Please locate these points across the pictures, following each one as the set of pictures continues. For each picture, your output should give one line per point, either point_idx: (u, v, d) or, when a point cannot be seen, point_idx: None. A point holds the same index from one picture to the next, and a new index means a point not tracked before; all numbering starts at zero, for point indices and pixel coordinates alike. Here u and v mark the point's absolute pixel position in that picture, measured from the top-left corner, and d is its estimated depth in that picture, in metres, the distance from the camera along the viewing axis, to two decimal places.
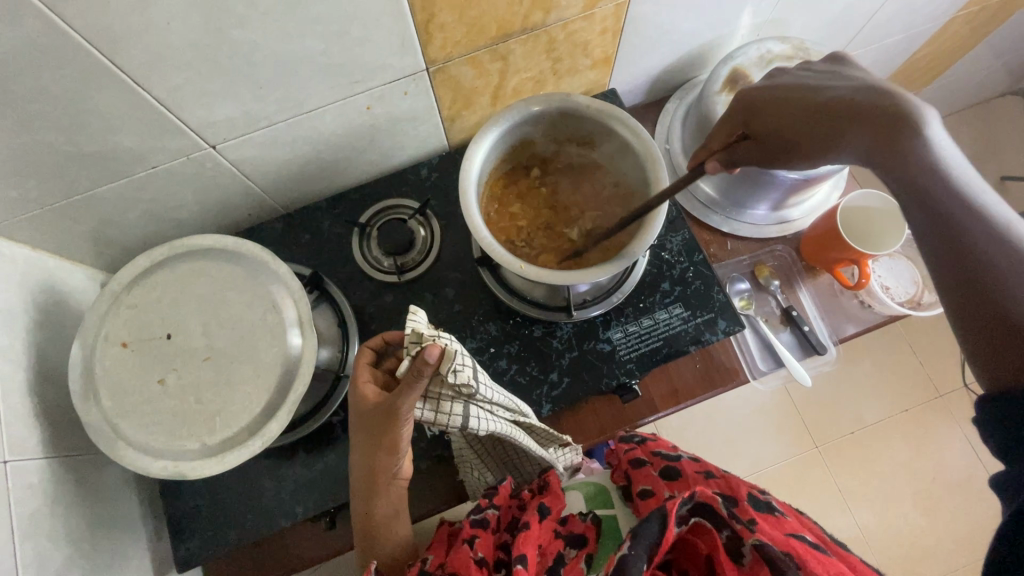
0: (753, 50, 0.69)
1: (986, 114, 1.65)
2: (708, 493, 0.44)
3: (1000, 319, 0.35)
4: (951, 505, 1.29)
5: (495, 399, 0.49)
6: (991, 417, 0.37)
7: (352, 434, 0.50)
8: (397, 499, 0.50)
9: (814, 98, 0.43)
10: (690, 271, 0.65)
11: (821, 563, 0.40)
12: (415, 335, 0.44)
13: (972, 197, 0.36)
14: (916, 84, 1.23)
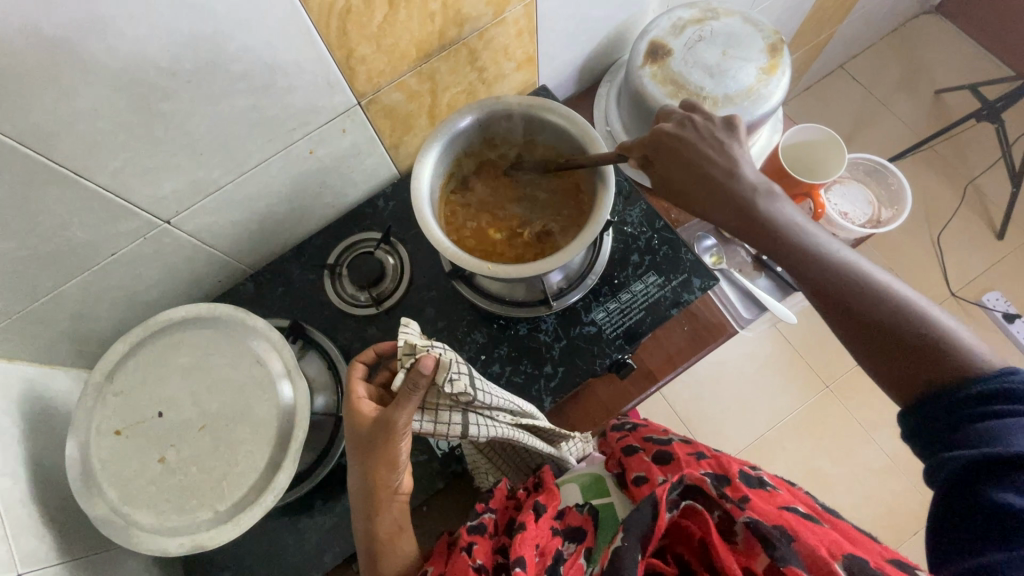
0: (664, 21, 0.72)
1: (907, 35, 1.71)
2: (698, 476, 0.47)
3: (886, 352, 0.44)
4: None
5: (494, 405, 0.50)
6: (914, 429, 0.44)
7: (348, 455, 0.50)
8: (399, 517, 0.49)
9: (703, 165, 0.50)
10: (656, 239, 0.66)
11: (814, 533, 0.42)
12: (408, 347, 0.46)
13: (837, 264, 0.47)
14: (832, 20, 1.27)
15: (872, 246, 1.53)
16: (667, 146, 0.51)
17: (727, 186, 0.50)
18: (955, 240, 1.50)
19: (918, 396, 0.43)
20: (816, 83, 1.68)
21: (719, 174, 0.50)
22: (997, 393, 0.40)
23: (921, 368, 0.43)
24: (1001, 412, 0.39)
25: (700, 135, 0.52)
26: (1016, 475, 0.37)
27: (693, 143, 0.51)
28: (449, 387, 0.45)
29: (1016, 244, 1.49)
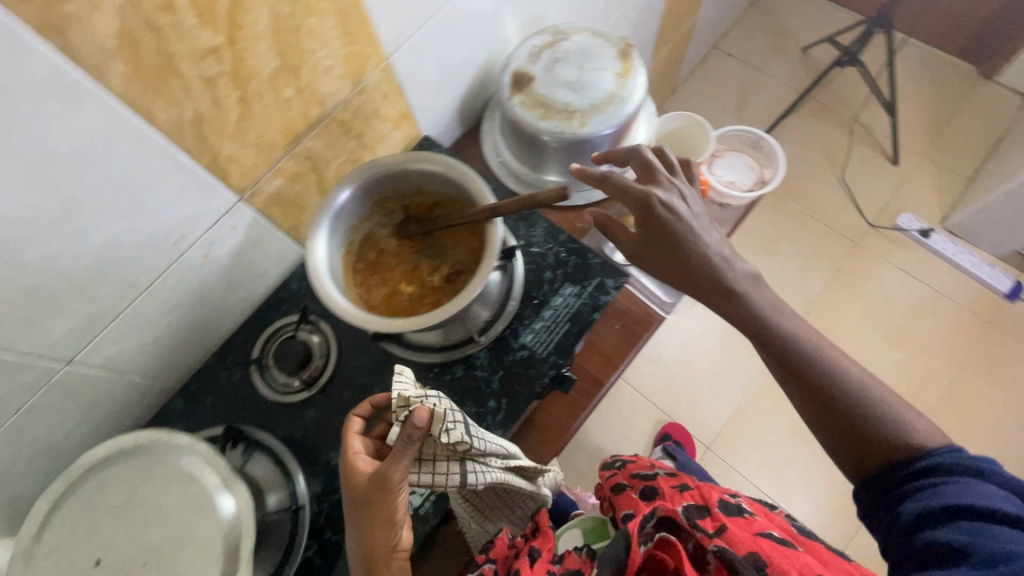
0: (521, 51, 0.77)
1: (764, 4, 1.86)
2: (669, 510, 0.60)
3: (841, 416, 0.53)
4: (916, 330, 1.45)
5: (489, 450, 0.50)
6: (866, 484, 0.52)
7: (346, 518, 0.49)
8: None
9: (686, 238, 0.58)
10: (563, 251, 0.69)
11: (781, 553, 0.51)
12: (401, 400, 0.45)
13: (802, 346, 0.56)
14: (687, 9, 1.37)
15: (789, 199, 1.62)
16: (660, 207, 0.58)
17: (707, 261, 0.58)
18: (859, 175, 1.61)
19: (867, 462, 0.52)
20: (697, 66, 1.80)
21: (699, 250, 0.58)
22: (938, 468, 0.48)
23: (868, 436, 0.52)
24: (948, 483, 0.46)
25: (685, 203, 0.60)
26: (955, 522, 0.44)
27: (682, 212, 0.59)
28: (445, 437, 0.45)
29: (910, 166, 1.61)
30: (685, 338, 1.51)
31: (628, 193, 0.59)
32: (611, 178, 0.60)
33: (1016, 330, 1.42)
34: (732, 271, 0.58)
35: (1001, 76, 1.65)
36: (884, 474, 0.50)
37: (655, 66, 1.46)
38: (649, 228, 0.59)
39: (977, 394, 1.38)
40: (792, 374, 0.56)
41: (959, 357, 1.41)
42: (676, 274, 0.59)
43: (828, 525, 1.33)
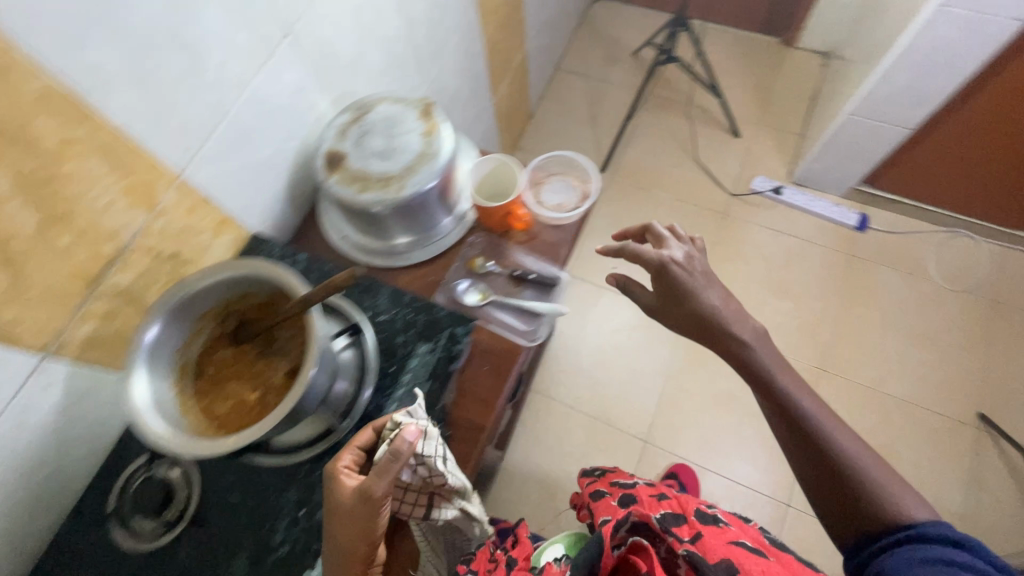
0: (330, 133, 0.79)
1: (590, 24, 2.04)
2: (643, 515, 0.71)
3: (824, 462, 0.66)
4: (794, 277, 1.58)
5: (458, 489, 0.62)
6: (849, 525, 0.64)
7: (325, 527, 0.56)
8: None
9: (693, 300, 0.74)
10: (410, 312, 0.70)
11: (747, 560, 0.62)
12: (394, 423, 0.57)
13: (797, 405, 0.69)
14: (511, 46, 1.48)
15: (657, 190, 1.74)
16: (675, 276, 0.75)
17: (714, 319, 0.74)
18: (709, 153, 1.76)
19: (845, 507, 0.64)
20: (546, 90, 1.93)
21: (706, 310, 0.74)
22: (916, 537, 0.59)
23: (846, 485, 0.64)
24: (920, 546, 0.58)
25: (698, 271, 0.76)
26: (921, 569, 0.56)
27: (694, 280, 0.75)
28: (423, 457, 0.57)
29: (751, 134, 1.78)
30: (599, 341, 1.57)
31: (645, 261, 0.77)
32: (629, 250, 0.77)
33: (874, 255, 1.58)
34: (737, 327, 0.73)
35: (801, 41, 1.87)
36: (865, 522, 0.63)
37: (499, 101, 1.56)
38: (667, 288, 0.76)
39: (860, 320, 1.51)
40: (784, 416, 0.70)
41: (835, 292, 1.55)
42: (684, 323, 0.77)
43: (769, 480, 1.40)
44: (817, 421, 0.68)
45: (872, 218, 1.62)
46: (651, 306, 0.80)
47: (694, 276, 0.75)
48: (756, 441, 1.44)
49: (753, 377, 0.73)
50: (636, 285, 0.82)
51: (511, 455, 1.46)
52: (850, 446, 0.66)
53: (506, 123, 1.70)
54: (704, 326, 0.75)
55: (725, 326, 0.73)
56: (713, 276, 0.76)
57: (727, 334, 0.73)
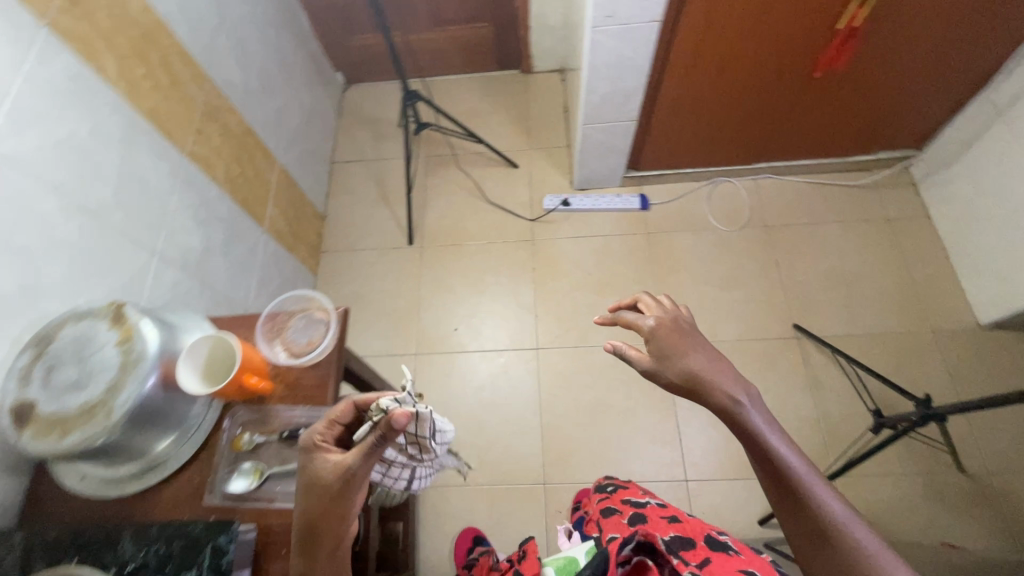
0: (10, 380, 0.69)
1: (349, 112, 2.09)
2: (648, 537, 0.67)
3: (809, 523, 0.63)
4: (611, 271, 1.70)
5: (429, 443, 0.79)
6: None
7: (301, 496, 0.64)
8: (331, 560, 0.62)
9: (684, 361, 0.77)
10: (163, 546, 0.62)
11: None
12: (378, 408, 0.64)
13: (788, 464, 0.66)
14: (259, 171, 1.46)
15: (466, 240, 1.79)
16: (663, 337, 0.80)
17: (700, 376, 0.75)
18: (498, 190, 1.86)
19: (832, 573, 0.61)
20: (331, 188, 1.93)
21: (692, 371, 0.76)
22: None
23: (832, 550, 0.61)
24: None
25: (679, 332, 0.81)
26: None
27: (680, 340, 0.80)
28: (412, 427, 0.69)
29: (527, 161, 1.91)
30: (468, 405, 1.56)
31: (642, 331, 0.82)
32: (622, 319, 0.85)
33: (664, 225, 1.75)
34: (727, 390, 0.72)
35: (535, 67, 2.06)
36: None
37: (272, 224, 1.52)
38: (659, 348, 0.80)
39: (676, 285, 1.66)
40: (770, 471, 0.67)
41: (647, 270, 1.69)
42: (675, 380, 0.77)
43: (661, 464, 1.45)
44: (810, 484, 0.65)
45: (652, 196, 1.79)
46: (647, 368, 0.80)
47: (685, 347, 0.79)
48: (639, 434, 1.49)
49: (741, 432, 0.70)
50: (633, 348, 0.82)
51: (424, 562, 1.38)
52: (844, 517, 0.63)
53: (294, 237, 1.66)
54: (691, 385, 0.75)
55: (710, 382, 0.73)
56: (700, 341, 0.79)
57: (716, 394, 0.73)
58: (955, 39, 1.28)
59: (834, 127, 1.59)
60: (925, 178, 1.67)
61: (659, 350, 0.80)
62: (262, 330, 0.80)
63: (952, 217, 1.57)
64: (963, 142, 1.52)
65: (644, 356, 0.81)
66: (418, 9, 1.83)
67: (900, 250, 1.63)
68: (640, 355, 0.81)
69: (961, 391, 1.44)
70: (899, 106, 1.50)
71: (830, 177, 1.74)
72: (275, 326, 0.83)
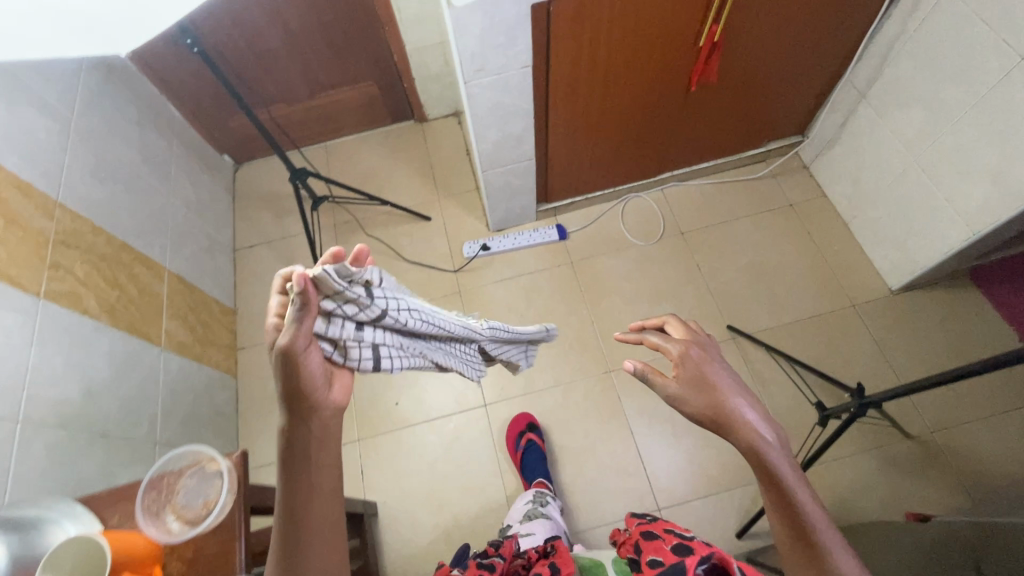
0: None
1: (244, 191, 1.96)
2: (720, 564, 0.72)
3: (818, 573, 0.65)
4: (544, 308, 1.67)
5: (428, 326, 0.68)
6: None
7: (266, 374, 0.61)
8: (311, 458, 0.63)
9: (718, 393, 0.73)
10: None
11: None
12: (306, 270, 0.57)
13: (808, 515, 0.67)
14: (144, 285, 1.33)
15: None
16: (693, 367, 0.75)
17: (730, 411, 0.71)
18: (415, 246, 1.80)
19: None
20: (238, 277, 1.80)
21: (727, 406, 0.72)
22: None
23: None
24: None
25: (709, 364, 0.76)
26: None
27: (712, 373, 0.75)
28: (362, 311, 0.59)
29: (439, 211, 1.86)
30: (425, 482, 1.47)
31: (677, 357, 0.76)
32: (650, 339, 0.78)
33: (586, 251, 1.74)
34: (761, 432, 0.70)
35: (429, 113, 2.03)
36: None
37: (172, 337, 1.38)
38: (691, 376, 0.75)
39: (610, 310, 1.65)
40: (787, 516, 0.68)
41: (579, 300, 1.67)
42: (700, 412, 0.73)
43: (631, 497, 1.42)
44: (824, 536, 0.66)
45: (569, 224, 1.78)
46: (670, 394, 0.76)
47: (718, 376, 0.75)
48: (604, 471, 1.45)
49: (762, 475, 0.70)
50: (657, 372, 0.76)
51: None
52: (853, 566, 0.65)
53: (202, 343, 1.52)
54: (721, 421, 0.72)
55: (743, 422, 0.71)
56: (731, 375, 0.75)
57: (749, 433, 0.71)
58: (808, 37, 1.35)
59: (722, 129, 1.64)
60: (814, 161, 1.75)
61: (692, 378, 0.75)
62: (141, 508, 0.70)
63: (844, 194, 1.66)
64: (838, 124, 1.61)
65: (668, 381, 0.76)
66: (293, 78, 1.75)
67: (807, 233, 1.70)
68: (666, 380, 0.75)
69: (889, 357, 1.51)
70: (776, 101, 1.57)
71: (729, 174, 1.80)
72: (157, 494, 0.72)
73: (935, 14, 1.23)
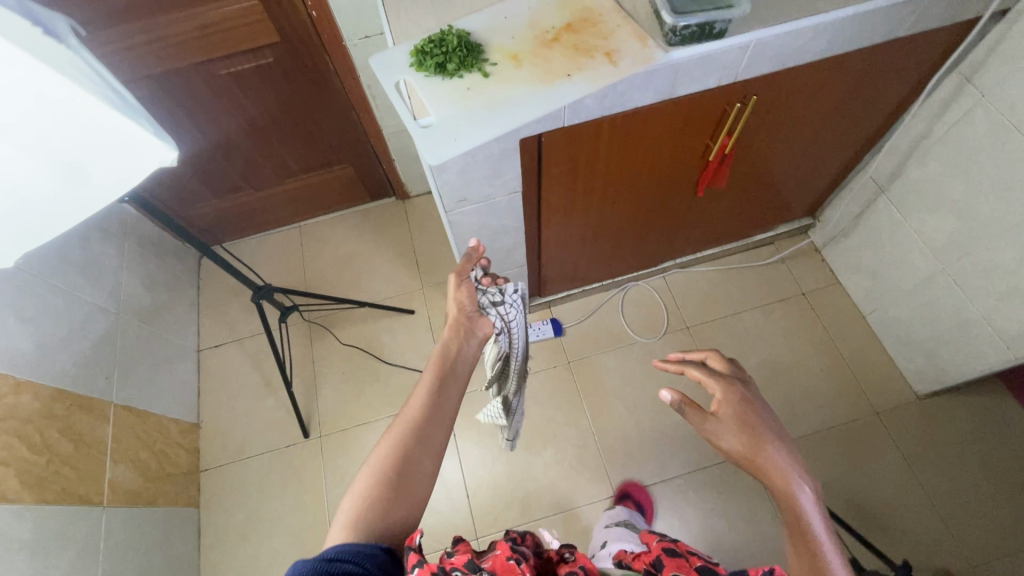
0: None
1: (210, 280, 1.79)
2: None
3: None
4: (542, 416, 1.52)
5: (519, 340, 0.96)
6: None
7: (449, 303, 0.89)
8: (447, 367, 0.78)
9: (756, 425, 0.70)
10: None
11: None
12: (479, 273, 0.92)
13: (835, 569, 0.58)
14: (83, 434, 1.15)
15: (372, 418, 1.55)
16: (733, 405, 0.72)
17: (767, 454, 0.67)
18: (398, 346, 1.63)
19: None
20: (202, 383, 1.62)
21: (767, 441, 0.68)
22: None
23: None
24: None
25: (751, 404, 0.73)
26: None
27: (753, 414, 0.71)
28: (493, 297, 0.89)
29: (423, 303, 1.70)
30: None
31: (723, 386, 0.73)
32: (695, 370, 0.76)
33: (585, 349, 1.60)
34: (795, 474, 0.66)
35: (412, 191, 1.88)
36: None
37: (118, 487, 1.21)
38: (732, 411, 0.71)
39: (613, 419, 1.50)
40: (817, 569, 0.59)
41: (579, 406, 1.52)
42: (734, 447, 0.69)
43: None
44: None
45: (565, 318, 1.64)
46: (706, 429, 0.71)
47: (758, 413, 0.71)
48: None
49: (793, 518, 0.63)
50: (694, 404, 0.72)
51: None
52: None
53: (158, 479, 1.35)
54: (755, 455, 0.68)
55: (779, 460, 0.66)
56: (771, 419, 0.72)
57: (784, 471, 0.66)
58: (824, 138, 1.22)
59: (729, 220, 1.50)
60: (826, 245, 1.63)
61: (731, 408, 0.72)
62: None
63: (862, 287, 1.54)
64: (854, 214, 1.49)
65: (705, 418, 0.71)
66: (260, 166, 1.60)
67: (823, 326, 1.57)
68: (704, 412, 0.71)
69: (918, 474, 1.38)
70: (787, 192, 1.44)
71: (735, 261, 1.68)
72: None
73: (967, 120, 1.11)
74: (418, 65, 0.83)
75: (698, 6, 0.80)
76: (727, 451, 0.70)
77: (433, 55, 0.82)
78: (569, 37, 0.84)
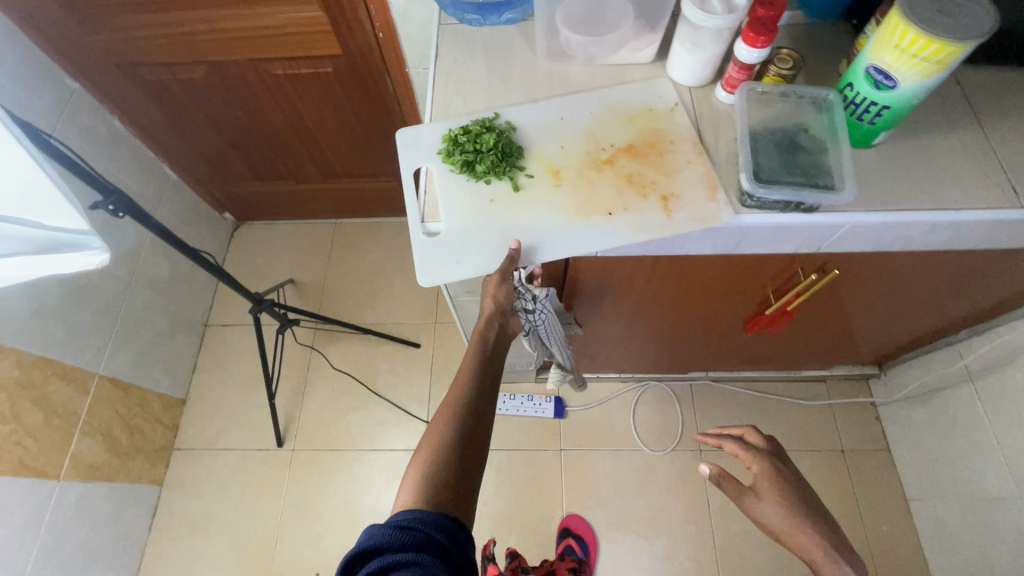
0: None
1: (236, 256, 1.78)
2: None
3: None
4: (514, 500, 1.41)
5: (548, 330, 0.90)
6: None
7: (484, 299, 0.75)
8: (487, 352, 0.74)
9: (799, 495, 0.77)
10: None
11: None
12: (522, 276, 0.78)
13: None
14: (54, 406, 1.15)
15: (345, 447, 1.49)
16: (771, 478, 0.78)
17: (809, 527, 0.74)
18: (392, 379, 1.57)
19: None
20: (197, 360, 1.62)
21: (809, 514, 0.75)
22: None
23: None
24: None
25: (789, 478, 0.79)
26: None
27: (791, 486, 0.78)
28: (525, 301, 0.81)
29: (431, 339, 1.62)
30: None
31: (760, 457, 0.81)
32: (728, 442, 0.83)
33: (582, 440, 1.47)
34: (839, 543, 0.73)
35: None
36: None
37: (79, 461, 1.21)
38: (772, 486, 0.78)
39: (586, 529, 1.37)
40: None
41: (556, 501, 1.41)
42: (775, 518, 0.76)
43: None
44: None
45: (570, 400, 1.51)
46: (746, 503, 0.78)
47: (795, 486, 0.78)
48: None
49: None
50: (733, 478, 0.79)
51: None
52: None
53: (125, 454, 1.35)
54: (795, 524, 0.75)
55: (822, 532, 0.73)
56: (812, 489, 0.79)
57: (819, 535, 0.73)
58: (913, 311, 1.02)
59: (778, 354, 1.31)
60: (887, 404, 1.41)
61: (774, 478, 0.78)
62: None
63: (916, 469, 1.32)
64: (930, 388, 1.27)
65: (747, 492, 0.79)
66: (305, 162, 1.55)
67: (854, 496, 1.36)
68: (741, 488, 0.79)
69: None
70: (855, 345, 1.24)
71: (775, 390, 1.49)
72: None
73: None
74: (445, 154, 0.72)
75: (789, 179, 0.64)
76: (760, 513, 0.78)
77: (463, 150, 0.70)
78: (625, 162, 0.71)
